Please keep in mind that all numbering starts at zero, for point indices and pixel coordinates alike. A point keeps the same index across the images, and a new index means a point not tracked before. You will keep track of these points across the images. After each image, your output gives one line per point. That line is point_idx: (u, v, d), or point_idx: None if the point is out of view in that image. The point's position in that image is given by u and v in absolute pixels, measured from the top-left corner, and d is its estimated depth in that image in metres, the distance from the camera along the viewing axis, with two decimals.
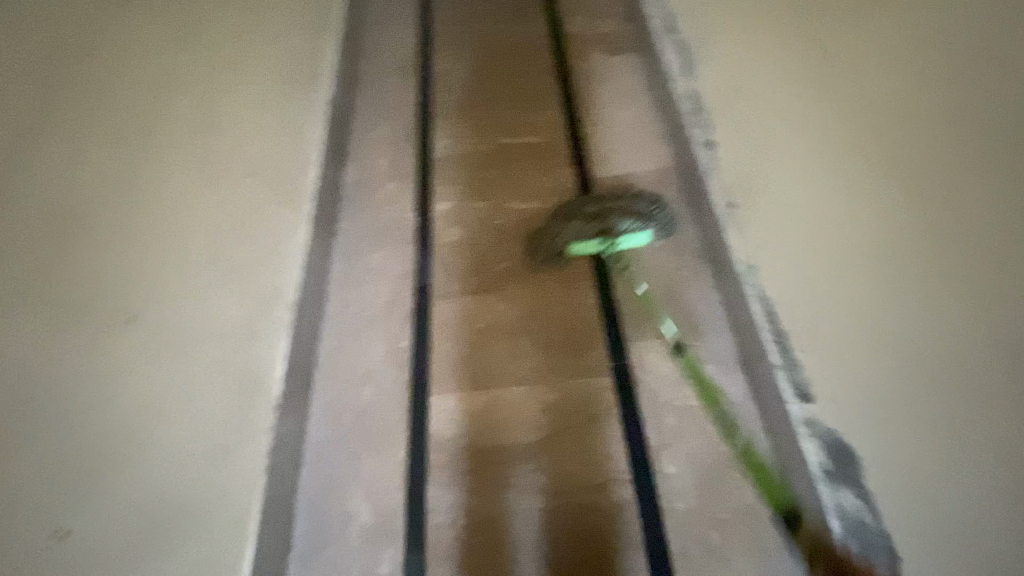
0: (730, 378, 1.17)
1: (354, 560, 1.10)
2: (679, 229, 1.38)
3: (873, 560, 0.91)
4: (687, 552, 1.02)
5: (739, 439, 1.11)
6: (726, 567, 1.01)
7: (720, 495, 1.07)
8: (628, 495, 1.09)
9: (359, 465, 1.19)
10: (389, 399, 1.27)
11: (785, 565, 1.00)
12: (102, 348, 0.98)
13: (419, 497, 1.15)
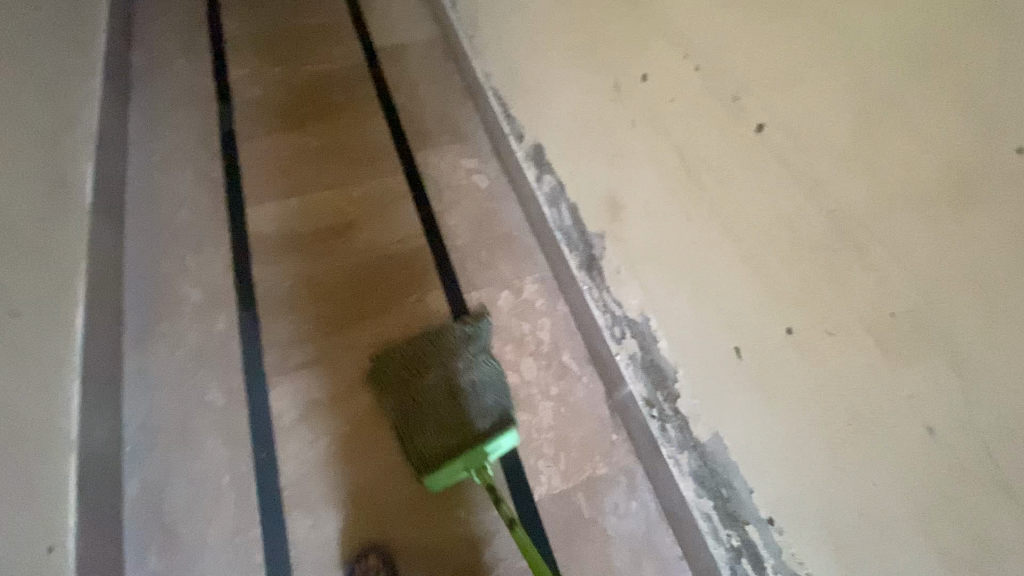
0: (488, 164, 1.60)
1: (189, 328, 1.26)
2: (446, 77, 1.79)
3: (558, 203, 1.26)
4: (464, 267, 1.42)
5: (495, 196, 1.54)
6: (492, 268, 1.42)
7: (486, 231, 1.48)
8: (420, 244, 1.45)
9: (184, 264, 1.35)
10: (207, 214, 1.44)
11: (529, 259, 1.43)
12: None
13: (246, 273, 1.35)
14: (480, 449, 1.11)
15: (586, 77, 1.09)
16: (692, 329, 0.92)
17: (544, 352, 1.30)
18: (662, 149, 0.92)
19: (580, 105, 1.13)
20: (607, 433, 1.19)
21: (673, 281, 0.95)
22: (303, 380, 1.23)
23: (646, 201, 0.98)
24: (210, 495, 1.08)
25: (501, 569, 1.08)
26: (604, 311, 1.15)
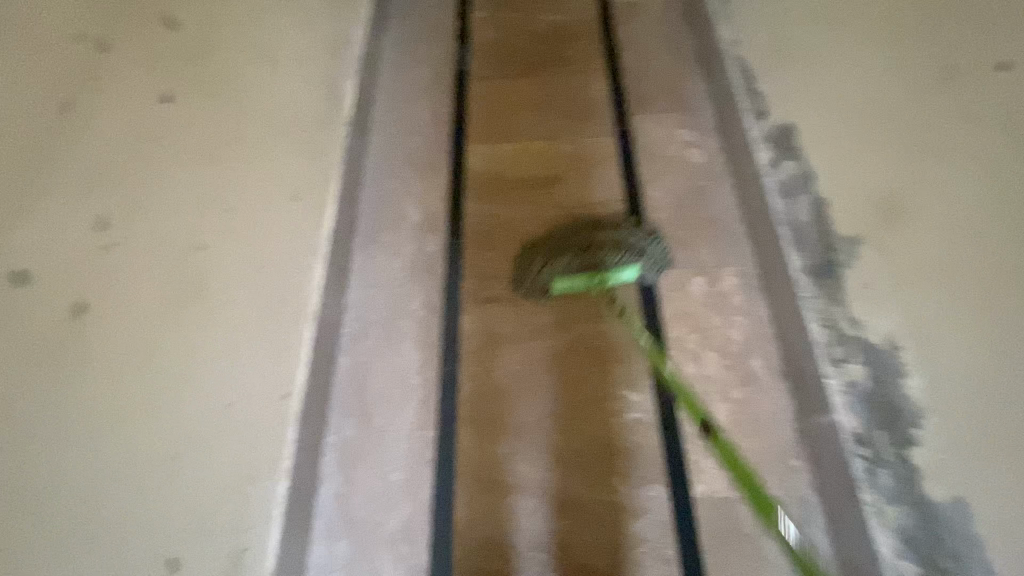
0: (708, 139, 1.49)
1: (404, 243, 1.40)
2: (679, 40, 1.68)
3: (797, 196, 1.16)
4: (663, 242, 1.35)
5: (710, 175, 1.43)
6: (692, 250, 1.34)
7: (693, 209, 1.39)
8: (621, 209, 1.42)
9: (409, 185, 1.49)
10: (433, 143, 1.56)
11: (735, 250, 1.32)
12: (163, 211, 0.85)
13: (458, 204, 1.45)
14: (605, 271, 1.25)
15: (881, 115, 1.03)
16: (962, 402, 0.83)
17: (732, 351, 1.20)
18: (971, 214, 0.87)
19: (868, 132, 1.05)
20: (789, 456, 1.09)
21: (951, 340, 0.86)
22: (489, 314, 1.30)
23: (941, 251, 0.90)
24: (400, 390, 1.22)
25: (643, 550, 1.04)
26: (826, 326, 1.04)
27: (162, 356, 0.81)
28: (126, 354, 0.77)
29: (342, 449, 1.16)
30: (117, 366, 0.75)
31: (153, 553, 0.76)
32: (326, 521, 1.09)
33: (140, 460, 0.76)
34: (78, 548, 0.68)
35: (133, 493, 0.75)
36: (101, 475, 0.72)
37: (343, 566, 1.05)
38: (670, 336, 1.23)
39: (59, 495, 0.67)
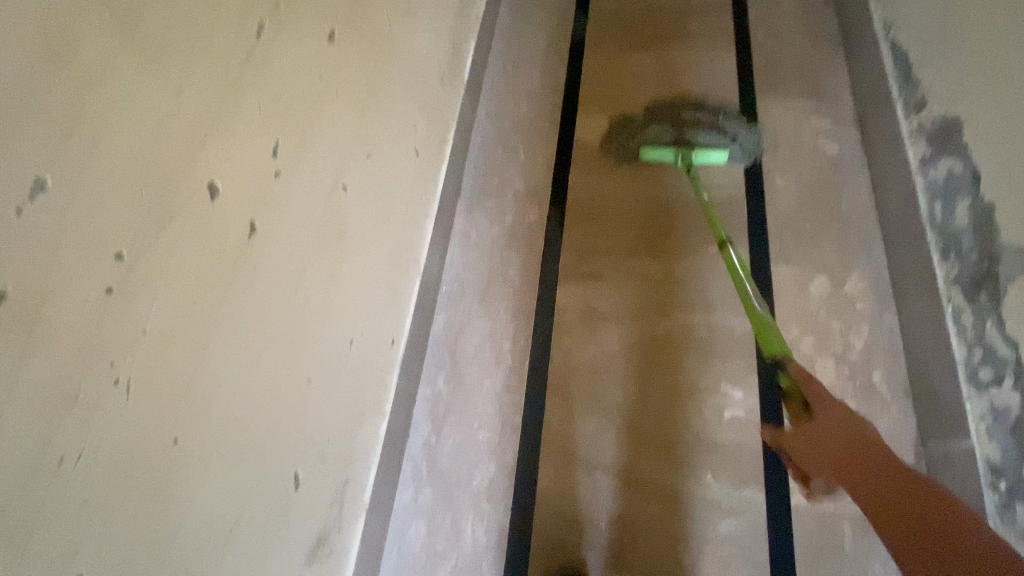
0: (844, 130, 1.37)
1: (507, 209, 1.40)
2: (819, 20, 1.55)
3: (955, 200, 1.04)
4: (781, 236, 1.27)
5: (842, 169, 1.32)
6: (814, 247, 1.24)
7: (818, 204, 1.29)
8: (738, 197, 1.34)
9: (517, 151, 1.48)
10: (543, 112, 1.53)
11: (863, 251, 1.22)
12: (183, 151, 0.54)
13: (563, 175, 1.43)
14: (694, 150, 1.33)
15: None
16: None
17: (849, 359, 1.12)
18: None
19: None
20: None
21: None
22: (588, 289, 1.28)
23: None
24: (493, 352, 1.23)
25: (731, 548, 1.00)
26: (973, 344, 0.95)
27: (301, 289, 0.74)
28: (274, 288, 0.68)
29: (434, 401, 1.19)
30: (269, 298, 0.67)
31: (280, 481, 0.72)
32: (414, 467, 1.13)
33: (274, 394, 0.69)
34: (218, 481, 0.61)
35: (264, 427, 0.68)
36: (246, 411, 0.64)
37: (427, 512, 1.09)
38: (781, 335, 1.16)
39: (205, 506, 0.59)
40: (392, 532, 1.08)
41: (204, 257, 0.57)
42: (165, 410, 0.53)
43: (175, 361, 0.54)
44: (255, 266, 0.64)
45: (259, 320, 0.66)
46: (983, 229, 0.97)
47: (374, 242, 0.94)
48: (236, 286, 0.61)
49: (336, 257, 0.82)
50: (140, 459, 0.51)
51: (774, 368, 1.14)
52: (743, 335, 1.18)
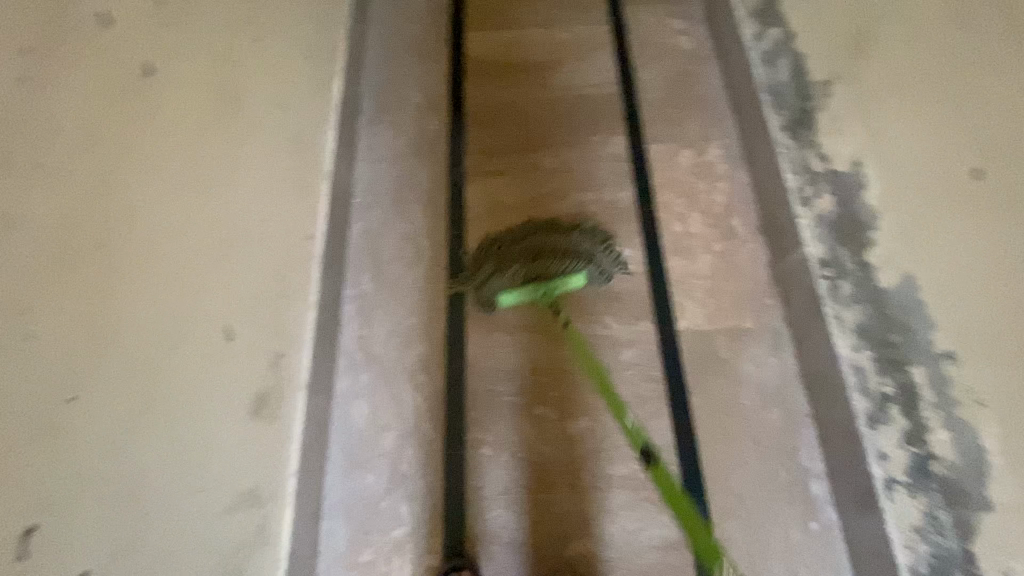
0: (697, 28, 1.56)
1: (407, 122, 1.46)
2: None
3: (778, 61, 1.25)
4: (653, 120, 1.44)
5: (696, 61, 1.51)
6: (679, 126, 1.43)
7: (681, 91, 1.48)
8: (615, 91, 1.49)
9: (410, 69, 1.53)
10: (430, 31, 1.59)
11: (719, 126, 1.42)
12: (166, 307, 0.69)
13: (456, 87, 1.51)
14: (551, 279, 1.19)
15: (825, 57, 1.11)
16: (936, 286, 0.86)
17: (715, 211, 1.31)
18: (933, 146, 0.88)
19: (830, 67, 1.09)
20: (763, 295, 1.22)
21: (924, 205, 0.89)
22: (491, 184, 1.39)
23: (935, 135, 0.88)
24: (410, 251, 1.31)
25: (634, 371, 1.16)
26: (800, 171, 1.15)
27: (165, 274, 0.69)
28: (188, 235, 0.75)
29: (360, 300, 1.26)
30: (155, 197, 0.69)
31: (177, 411, 0.69)
32: (349, 358, 1.20)
33: (185, 275, 0.73)
34: (120, 414, 0.60)
35: (179, 364, 0.70)
36: (158, 315, 0.67)
37: (366, 394, 1.17)
38: (659, 199, 1.33)
39: (129, 491, 0.61)
40: (335, 416, 1.15)
41: (74, 195, 0.57)
42: (150, 403, 0.65)
43: (72, 306, 0.55)
44: (129, 178, 0.65)
45: (158, 215, 0.69)
46: (800, 76, 1.18)
47: (263, 137, 1.00)
48: (115, 201, 0.62)
49: (237, 142, 0.90)
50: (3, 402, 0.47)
51: (656, 226, 1.31)
52: (628, 204, 1.33)
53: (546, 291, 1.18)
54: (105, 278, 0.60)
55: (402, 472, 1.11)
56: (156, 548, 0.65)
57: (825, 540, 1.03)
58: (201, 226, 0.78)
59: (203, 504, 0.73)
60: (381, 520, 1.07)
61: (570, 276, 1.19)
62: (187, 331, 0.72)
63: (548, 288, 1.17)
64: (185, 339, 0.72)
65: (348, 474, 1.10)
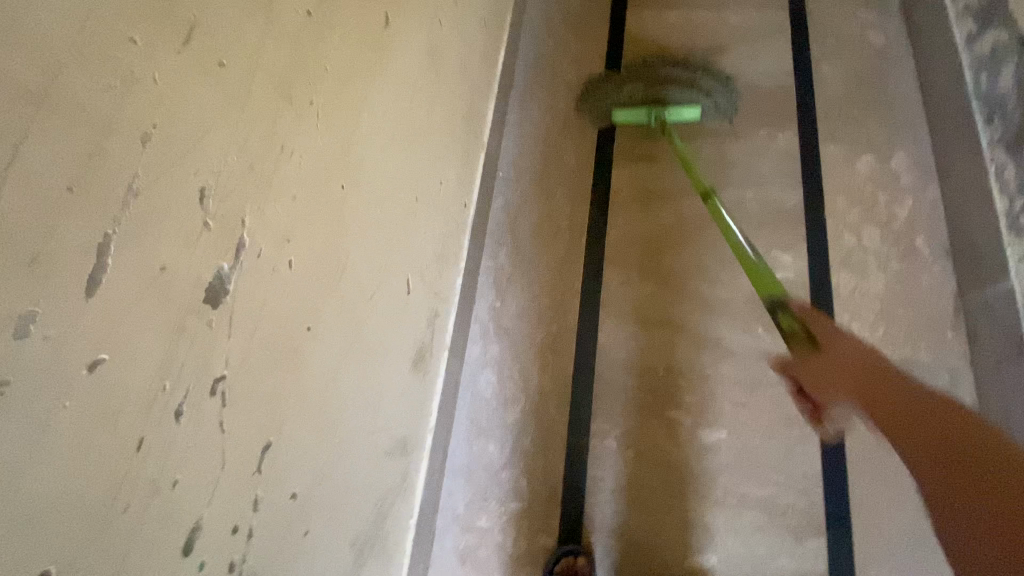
0: (892, 19, 1.39)
1: (558, 97, 1.42)
2: None
3: (1000, 67, 1.09)
4: (830, 118, 1.30)
5: (887, 55, 1.35)
6: (860, 127, 1.28)
7: (866, 88, 1.32)
8: (786, 83, 1.36)
9: (566, 44, 1.49)
10: (589, 4, 1.53)
11: (909, 130, 1.26)
12: (367, 263, 0.67)
13: (612, 64, 1.45)
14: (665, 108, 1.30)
15: None
16: None
17: (896, 226, 1.17)
18: None
19: None
20: (943, 328, 1.08)
21: None
22: (641, 168, 1.32)
23: None
24: (551, 228, 1.29)
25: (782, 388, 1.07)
26: (1014, 196, 1.02)
27: (372, 231, 0.68)
28: (392, 194, 0.73)
29: (497, 271, 1.26)
30: (380, 138, 0.68)
31: (363, 372, 0.69)
32: (481, 327, 1.21)
33: (389, 223, 0.73)
34: (332, 348, 0.60)
35: (368, 324, 0.69)
36: (362, 269, 0.66)
37: (495, 365, 1.18)
38: (828, 206, 1.21)
39: (321, 448, 0.60)
40: (464, 381, 1.17)
41: (330, 125, 0.56)
42: (345, 357, 0.63)
43: (316, 235, 0.55)
44: (366, 116, 0.63)
45: (380, 157, 0.68)
46: None
47: (456, 98, 0.98)
48: (354, 136, 0.61)
49: (441, 107, 0.89)
50: (263, 321, 0.47)
51: (822, 235, 1.19)
52: (792, 208, 1.23)
53: (658, 117, 1.30)
54: (333, 223, 0.58)
55: (525, 446, 1.11)
56: (329, 508, 0.63)
57: None
58: (403, 190, 0.77)
59: (364, 469, 0.72)
60: (500, 490, 1.08)
61: (683, 108, 1.30)
62: (377, 291, 0.71)
63: (662, 116, 1.29)
64: (374, 300, 0.70)
65: (472, 439, 1.12)
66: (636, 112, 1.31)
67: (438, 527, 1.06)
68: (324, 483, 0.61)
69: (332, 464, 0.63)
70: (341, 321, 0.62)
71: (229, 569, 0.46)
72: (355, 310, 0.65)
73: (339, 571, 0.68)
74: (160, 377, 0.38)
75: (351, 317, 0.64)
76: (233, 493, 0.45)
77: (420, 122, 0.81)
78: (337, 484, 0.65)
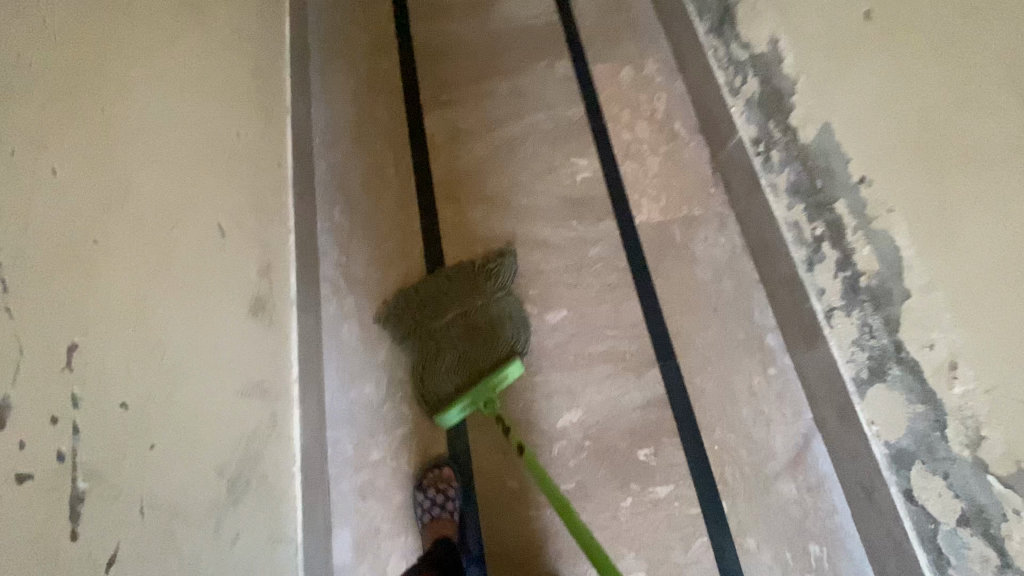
0: None
1: (358, 64, 1.48)
2: None
3: None
4: (592, 44, 1.53)
5: None
6: (616, 47, 1.53)
7: (614, 15, 1.57)
8: (553, 20, 1.56)
9: (354, 14, 1.55)
10: None
11: (652, 43, 1.52)
12: (158, 194, 0.68)
13: (401, 25, 1.54)
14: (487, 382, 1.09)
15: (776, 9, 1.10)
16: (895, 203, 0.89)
17: (657, 118, 1.42)
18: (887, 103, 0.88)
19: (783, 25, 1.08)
20: (707, 185, 1.34)
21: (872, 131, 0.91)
22: (447, 113, 1.44)
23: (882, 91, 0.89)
24: (377, 181, 1.35)
25: (602, 264, 1.26)
26: (726, 65, 1.29)
27: (158, 165, 0.70)
28: (174, 135, 0.75)
29: (335, 232, 1.29)
30: (142, 77, 0.69)
31: (179, 302, 0.70)
32: (332, 285, 1.24)
33: (177, 166, 0.74)
34: (128, 264, 0.61)
35: (173, 255, 0.70)
36: (150, 197, 0.67)
37: (353, 315, 1.22)
38: (606, 113, 1.43)
39: (145, 364, 0.60)
40: (327, 338, 1.19)
41: (74, 49, 0.58)
42: (151, 278, 0.64)
43: (81, 152, 0.56)
44: (119, 51, 0.65)
45: (147, 94, 0.70)
46: None
47: (235, 57, 1.00)
48: (109, 68, 0.63)
49: (215, 58, 0.91)
50: (33, 223, 0.49)
51: (606, 137, 1.41)
52: (578, 121, 1.43)
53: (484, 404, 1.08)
54: (100, 143, 0.59)
55: (398, 378, 1.16)
56: (172, 431, 0.63)
57: (784, 382, 1.16)
58: (190, 133, 0.79)
59: (210, 403, 0.73)
60: (383, 423, 1.13)
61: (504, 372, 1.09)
62: (177, 225, 0.72)
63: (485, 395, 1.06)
64: (175, 234, 0.71)
65: (346, 388, 1.16)
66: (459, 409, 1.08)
67: (331, 475, 1.08)
68: (158, 404, 0.62)
69: (166, 386, 0.64)
70: (137, 244, 0.63)
71: (57, 459, 0.46)
72: (151, 235, 0.66)
73: (208, 497, 0.68)
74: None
75: (151, 240, 0.66)
76: (44, 380, 0.46)
77: (191, 69, 0.83)
78: (179, 409, 0.65)
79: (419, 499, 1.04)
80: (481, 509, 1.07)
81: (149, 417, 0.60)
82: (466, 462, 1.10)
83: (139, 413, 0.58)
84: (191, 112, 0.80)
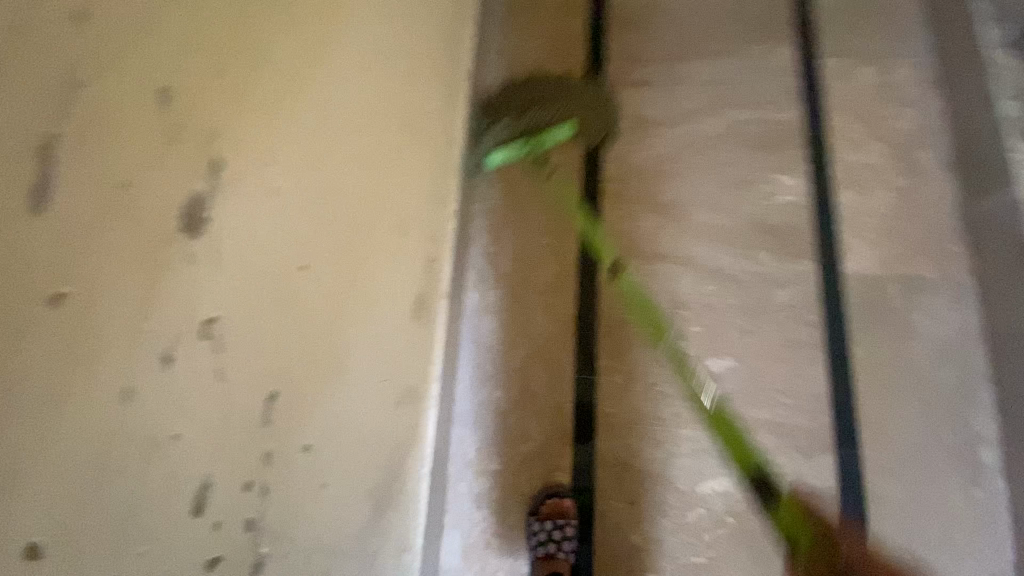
0: None
1: (541, 25, 1.31)
2: None
3: None
4: (827, 30, 1.23)
5: None
6: (859, 38, 1.22)
7: None
8: None
9: None
10: None
11: (909, 39, 1.20)
12: (356, 212, 0.65)
13: None
14: (537, 135, 1.17)
15: None
16: None
17: (896, 141, 1.13)
18: None
19: None
20: (947, 240, 1.06)
21: None
22: (633, 94, 1.24)
23: None
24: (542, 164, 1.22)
25: (788, 313, 1.06)
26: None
27: (358, 177, 0.66)
28: (374, 134, 0.69)
29: (489, 215, 1.19)
30: (349, 77, 0.64)
31: (366, 320, 0.67)
32: (478, 273, 1.16)
33: (375, 168, 0.69)
34: (325, 295, 0.59)
35: (364, 271, 0.67)
36: (348, 218, 0.63)
37: (495, 310, 1.14)
38: (830, 123, 1.16)
39: (326, 399, 0.59)
40: (464, 329, 1.13)
41: (286, 72, 0.54)
42: (343, 304, 0.62)
43: (294, 196, 0.55)
44: (328, 57, 0.61)
45: (350, 95, 0.64)
46: None
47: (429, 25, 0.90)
48: (316, 80, 0.58)
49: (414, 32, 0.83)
50: (248, 289, 0.49)
51: (824, 155, 1.15)
52: (791, 128, 1.18)
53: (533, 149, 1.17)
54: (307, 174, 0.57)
55: (531, 389, 1.09)
56: (341, 463, 0.61)
57: (990, 514, 0.93)
58: (388, 129, 0.73)
59: (375, 422, 0.70)
60: (509, 434, 1.07)
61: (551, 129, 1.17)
62: (372, 240, 0.68)
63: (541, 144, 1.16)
64: (369, 249, 0.68)
65: (477, 387, 1.10)
66: (508, 150, 1.16)
67: (450, 474, 1.05)
68: (331, 439, 0.60)
69: (342, 417, 0.61)
70: (333, 276, 0.61)
71: (245, 528, 0.48)
72: (348, 257, 0.63)
73: (358, 522, 0.66)
74: (118, 350, 0.38)
75: (348, 262, 0.63)
76: (242, 442, 0.48)
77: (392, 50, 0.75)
78: (352, 436, 0.64)
79: (533, 528, 0.98)
80: (597, 552, 1.00)
81: (325, 453, 0.59)
82: (592, 498, 1.02)
83: (315, 453, 0.57)
84: (389, 102, 0.73)
